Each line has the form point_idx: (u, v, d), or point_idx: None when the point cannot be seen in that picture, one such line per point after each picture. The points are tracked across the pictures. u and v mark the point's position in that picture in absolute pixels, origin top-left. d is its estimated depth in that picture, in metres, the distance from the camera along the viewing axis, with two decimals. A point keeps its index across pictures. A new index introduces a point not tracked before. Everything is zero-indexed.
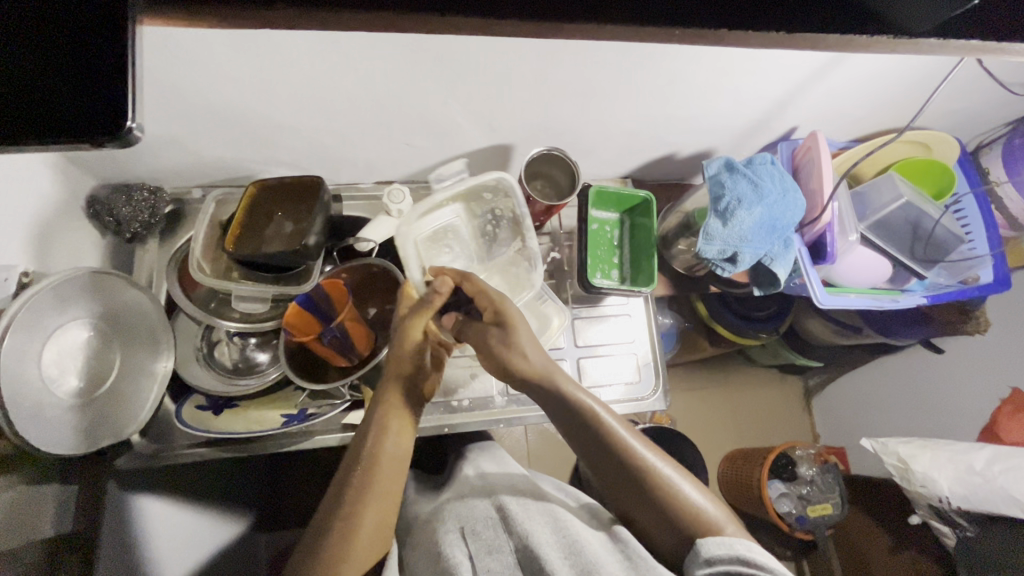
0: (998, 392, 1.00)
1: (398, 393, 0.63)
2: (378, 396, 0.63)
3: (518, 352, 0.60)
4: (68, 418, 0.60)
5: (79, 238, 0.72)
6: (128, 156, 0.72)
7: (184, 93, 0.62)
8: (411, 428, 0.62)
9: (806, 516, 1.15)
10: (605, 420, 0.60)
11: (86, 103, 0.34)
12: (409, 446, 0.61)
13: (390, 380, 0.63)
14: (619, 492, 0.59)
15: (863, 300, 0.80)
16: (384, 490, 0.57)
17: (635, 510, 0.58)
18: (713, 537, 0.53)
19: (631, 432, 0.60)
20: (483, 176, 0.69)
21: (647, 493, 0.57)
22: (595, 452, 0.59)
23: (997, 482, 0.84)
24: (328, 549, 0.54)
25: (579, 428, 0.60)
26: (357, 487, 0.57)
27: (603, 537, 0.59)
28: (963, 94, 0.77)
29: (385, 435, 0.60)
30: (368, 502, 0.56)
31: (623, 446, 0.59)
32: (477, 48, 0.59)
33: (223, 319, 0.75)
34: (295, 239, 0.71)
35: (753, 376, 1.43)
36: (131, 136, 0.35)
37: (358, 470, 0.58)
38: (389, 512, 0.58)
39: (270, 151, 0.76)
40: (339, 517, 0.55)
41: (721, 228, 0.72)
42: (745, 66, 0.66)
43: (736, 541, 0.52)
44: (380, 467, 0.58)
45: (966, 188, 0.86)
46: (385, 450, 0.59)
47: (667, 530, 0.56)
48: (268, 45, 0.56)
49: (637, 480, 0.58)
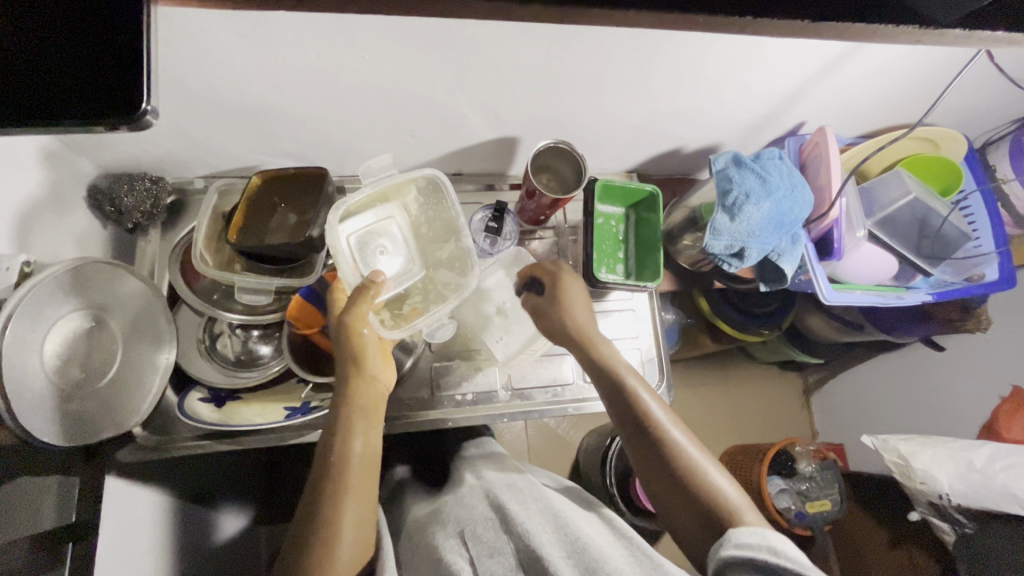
0: (999, 390, 1.00)
1: (361, 390, 0.60)
2: (338, 395, 0.60)
3: (567, 311, 0.67)
4: (71, 408, 0.60)
5: (80, 228, 0.72)
6: (130, 145, 0.71)
7: (188, 82, 0.61)
8: (379, 423, 0.60)
9: (805, 512, 1.13)
10: (639, 393, 0.62)
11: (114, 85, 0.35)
12: (377, 444, 0.59)
13: (350, 377, 0.61)
14: (646, 471, 0.60)
15: (869, 297, 0.80)
16: (361, 492, 0.55)
17: (663, 491, 0.58)
18: (744, 527, 0.52)
19: (663, 408, 0.62)
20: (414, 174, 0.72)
21: (672, 472, 0.58)
22: (628, 424, 0.61)
23: (998, 479, 0.84)
24: (313, 555, 0.52)
25: (613, 398, 0.63)
26: (335, 490, 0.54)
27: (595, 516, 0.62)
28: (973, 90, 0.76)
29: (352, 436, 0.57)
30: (348, 503, 0.54)
31: (652, 420, 0.60)
32: (485, 38, 0.58)
33: (226, 310, 0.74)
34: (300, 230, 0.70)
35: (754, 373, 1.43)
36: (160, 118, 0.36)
37: (330, 476, 0.55)
38: (370, 513, 0.56)
39: (274, 142, 0.76)
40: (324, 516, 0.53)
41: (729, 223, 0.72)
42: (756, 60, 0.65)
43: (767, 531, 0.51)
44: (350, 471, 0.55)
45: (973, 186, 0.85)
46: (354, 453, 0.56)
47: (691, 516, 0.56)
48: (275, 33, 0.55)
49: (666, 458, 0.58)
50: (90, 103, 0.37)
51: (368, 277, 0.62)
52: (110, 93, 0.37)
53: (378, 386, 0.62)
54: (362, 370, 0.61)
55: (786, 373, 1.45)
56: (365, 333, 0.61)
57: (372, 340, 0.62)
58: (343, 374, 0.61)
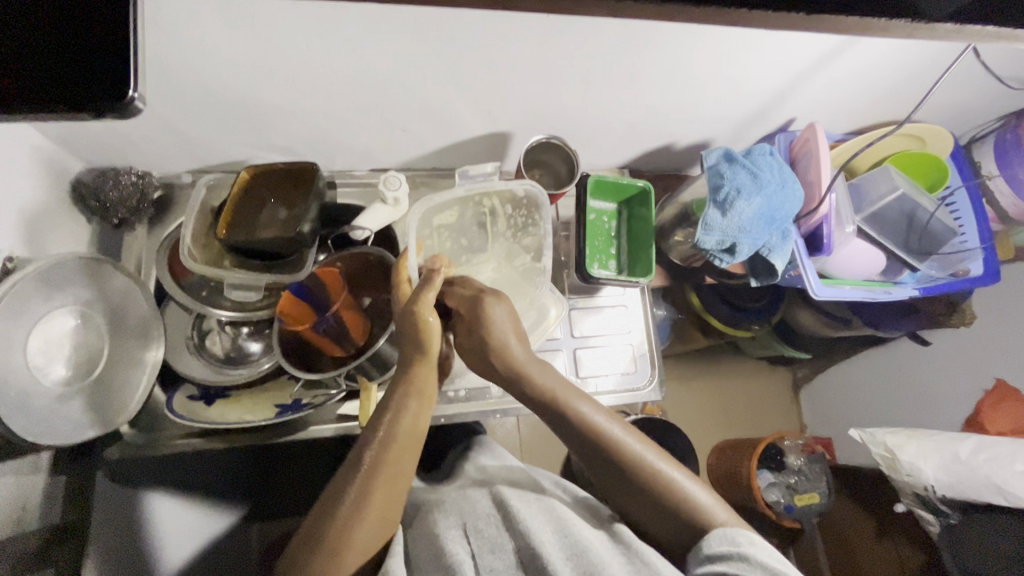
0: (984, 382, 1.02)
1: (422, 376, 0.60)
2: (400, 377, 0.60)
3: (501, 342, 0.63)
4: (58, 406, 0.59)
5: (64, 222, 0.70)
6: (115, 136, 0.70)
7: (174, 73, 0.60)
8: (433, 407, 0.60)
9: (794, 505, 1.15)
10: (594, 421, 0.59)
11: (85, 82, 0.33)
12: (424, 424, 0.59)
13: (413, 363, 0.61)
14: (609, 482, 0.59)
15: (858, 291, 0.81)
16: (396, 472, 0.55)
17: (634, 502, 0.58)
18: (714, 533, 0.53)
19: (619, 425, 0.60)
20: (512, 185, 0.69)
21: (640, 488, 0.57)
22: (581, 446, 0.59)
23: (982, 470, 0.85)
24: (335, 525, 0.52)
25: (560, 425, 0.60)
26: (369, 465, 0.54)
27: (603, 533, 0.58)
28: (960, 87, 0.77)
29: (403, 410, 0.57)
30: (372, 507, 0.53)
31: (608, 441, 0.58)
32: (479, 32, 0.58)
33: (214, 307, 0.73)
34: (289, 226, 0.70)
35: (743, 368, 1.44)
36: (131, 107, 0.34)
37: (372, 446, 0.55)
38: (395, 504, 0.56)
39: (263, 135, 0.75)
40: (354, 489, 0.54)
41: (720, 219, 0.72)
42: (746, 56, 0.65)
43: (738, 534, 0.52)
44: (394, 445, 0.56)
45: (958, 182, 0.87)
46: (402, 424, 0.57)
47: (657, 515, 0.56)
48: (265, 21, 0.54)
49: (634, 477, 0.57)
50: (62, 89, 0.34)
51: (433, 267, 0.61)
52: (84, 82, 0.33)
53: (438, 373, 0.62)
54: (428, 357, 0.61)
55: (775, 369, 1.47)
56: (432, 320, 0.60)
57: (439, 327, 0.61)
58: (410, 361, 0.61)
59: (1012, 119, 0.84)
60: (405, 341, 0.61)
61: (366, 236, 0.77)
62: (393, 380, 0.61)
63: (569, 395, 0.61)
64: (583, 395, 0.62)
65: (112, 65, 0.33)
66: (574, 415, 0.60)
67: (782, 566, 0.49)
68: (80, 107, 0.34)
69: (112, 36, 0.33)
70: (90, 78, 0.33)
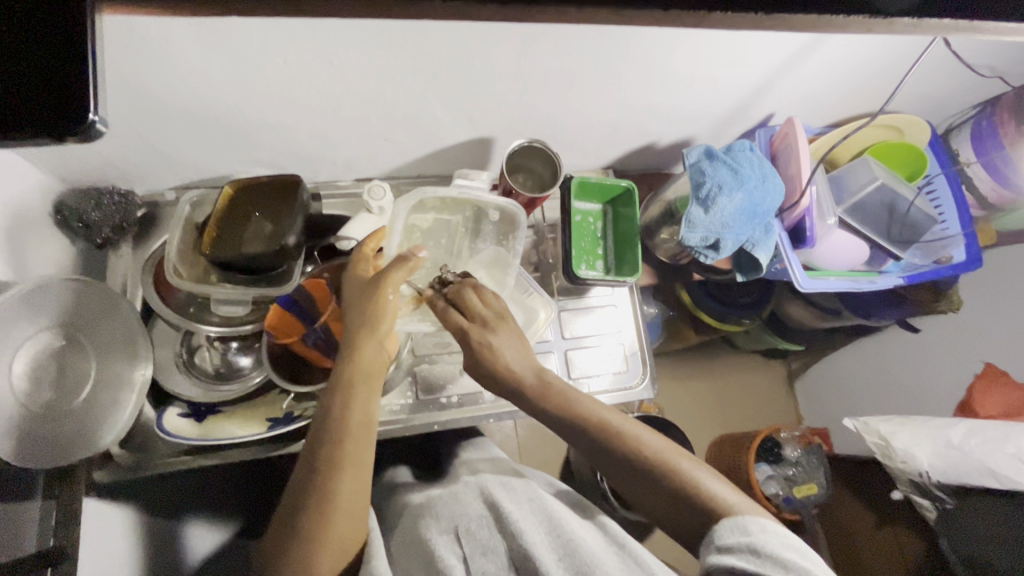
0: (973, 367, 1.03)
1: (367, 356, 0.58)
2: (344, 353, 0.58)
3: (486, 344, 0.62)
4: (43, 430, 0.60)
5: (47, 245, 0.70)
6: (95, 157, 0.70)
7: (151, 91, 0.60)
8: (381, 392, 0.59)
9: (793, 496, 1.15)
10: (603, 417, 0.60)
11: (32, 105, 0.32)
12: (376, 412, 0.57)
13: (359, 340, 0.58)
14: (629, 485, 0.59)
15: (841, 283, 0.83)
16: (357, 460, 0.54)
17: (659, 505, 0.57)
18: (725, 522, 0.53)
19: (629, 422, 0.60)
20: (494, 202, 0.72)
21: (662, 486, 0.57)
22: (593, 447, 0.60)
23: (975, 455, 0.85)
24: (310, 530, 0.52)
25: (572, 431, 0.61)
26: (326, 458, 0.53)
27: (594, 530, 0.59)
28: (934, 77, 0.78)
29: (353, 395, 0.56)
30: (336, 516, 0.52)
31: (617, 436, 0.59)
32: (452, 39, 0.58)
33: (204, 323, 0.73)
34: (275, 239, 0.70)
35: (738, 362, 1.45)
36: (92, 130, 0.33)
37: (326, 437, 0.54)
38: (361, 499, 0.55)
39: (244, 150, 0.74)
40: (315, 490, 0.52)
41: (702, 216, 0.73)
42: (721, 54, 0.66)
43: (748, 522, 0.52)
44: (347, 436, 0.54)
45: (937, 170, 0.88)
46: (352, 417, 0.55)
47: (653, 497, 0.57)
48: (240, 40, 0.54)
49: (651, 476, 0.57)
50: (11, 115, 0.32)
51: (410, 251, 0.60)
52: (34, 108, 0.32)
53: (384, 351, 0.59)
54: (374, 334, 0.58)
55: (768, 361, 1.47)
56: (389, 297, 0.59)
57: (393, 309, 0.60)
58: (355, 329, 0.59)
59: (986, 106, 0.85)
60: (355, 312, 0.60)
61: (352, 246, 0.76)
62: (337, 364, 0.59)
63: (566, 393, 0.62)
64: (586, 395, 0.63)
65: (61, 90, 0.32)
66: (568, 407, 0.61)
67: (794, 556, 0.49)
68: (32, 135, 0.32)
69: (54, 57, 0.31)
70: (42, 103, 0.32)
